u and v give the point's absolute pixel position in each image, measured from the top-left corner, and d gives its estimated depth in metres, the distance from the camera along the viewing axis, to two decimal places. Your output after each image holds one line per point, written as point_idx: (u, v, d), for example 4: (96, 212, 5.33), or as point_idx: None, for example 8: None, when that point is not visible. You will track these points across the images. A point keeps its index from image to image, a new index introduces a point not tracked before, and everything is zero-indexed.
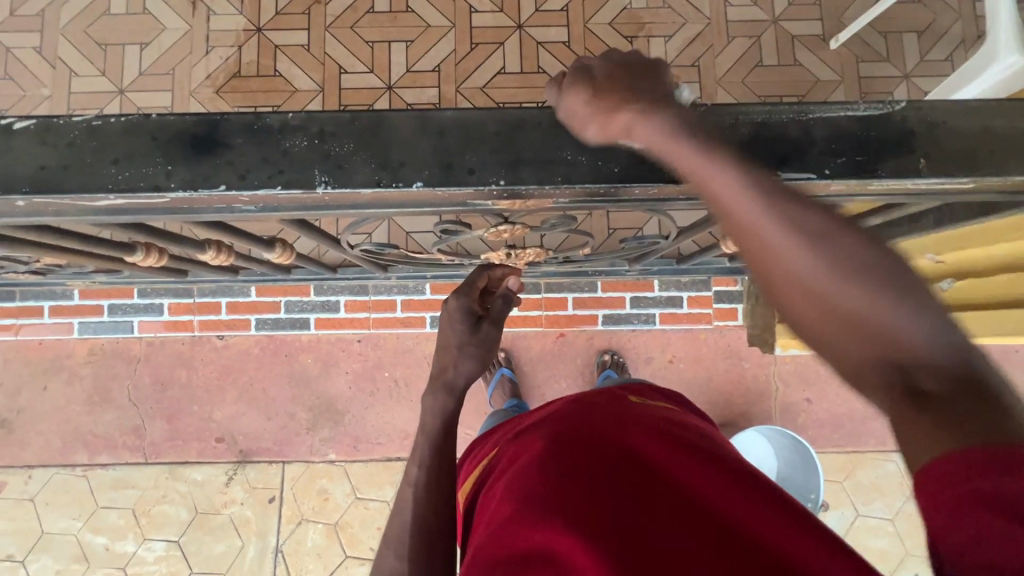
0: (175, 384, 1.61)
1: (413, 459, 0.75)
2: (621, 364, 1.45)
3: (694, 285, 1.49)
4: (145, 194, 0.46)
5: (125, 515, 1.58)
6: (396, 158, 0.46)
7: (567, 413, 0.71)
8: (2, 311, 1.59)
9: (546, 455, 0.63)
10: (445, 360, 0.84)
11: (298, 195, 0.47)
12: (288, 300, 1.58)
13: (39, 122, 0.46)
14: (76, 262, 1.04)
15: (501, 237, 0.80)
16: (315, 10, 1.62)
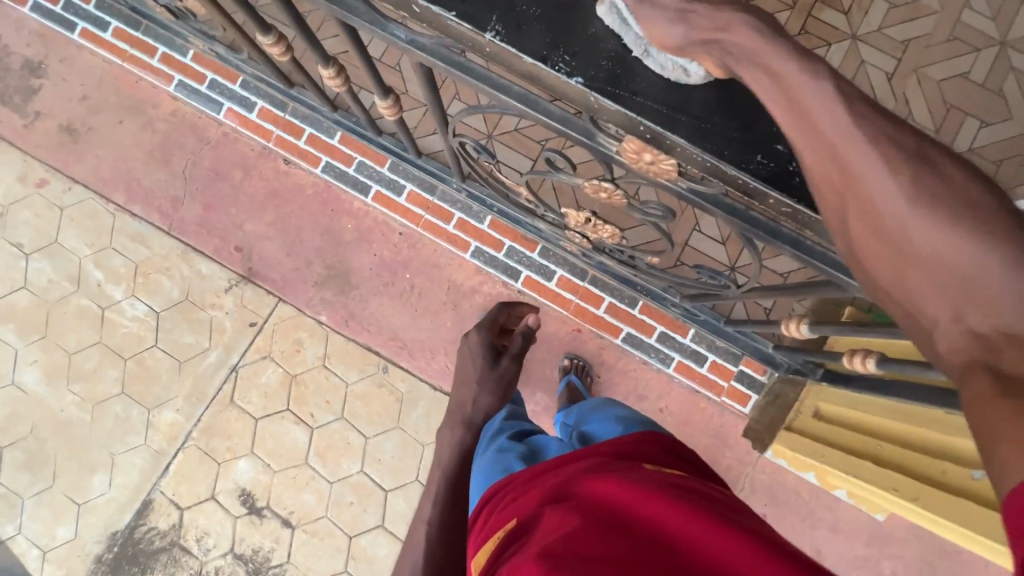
0: (228, 181, 1.65)
1: (428, 501, 0.94)
2: (584, 372, 1.43)
3: (724, 354, 1.43)
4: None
5: (128, 266, 1.64)
6: (573, 46, 0.53)
7: (595, 483, 0.64)
8: (123, 36, 1.64)
9: (586, 535, 0.55)
10: (467, 396, 1.20)
11: (467, 31, 0.55)
12: (362, 160, 1.51)
13: None
14: (214, 20, 1.07)
15: (597, 195, 0.77)
16: None
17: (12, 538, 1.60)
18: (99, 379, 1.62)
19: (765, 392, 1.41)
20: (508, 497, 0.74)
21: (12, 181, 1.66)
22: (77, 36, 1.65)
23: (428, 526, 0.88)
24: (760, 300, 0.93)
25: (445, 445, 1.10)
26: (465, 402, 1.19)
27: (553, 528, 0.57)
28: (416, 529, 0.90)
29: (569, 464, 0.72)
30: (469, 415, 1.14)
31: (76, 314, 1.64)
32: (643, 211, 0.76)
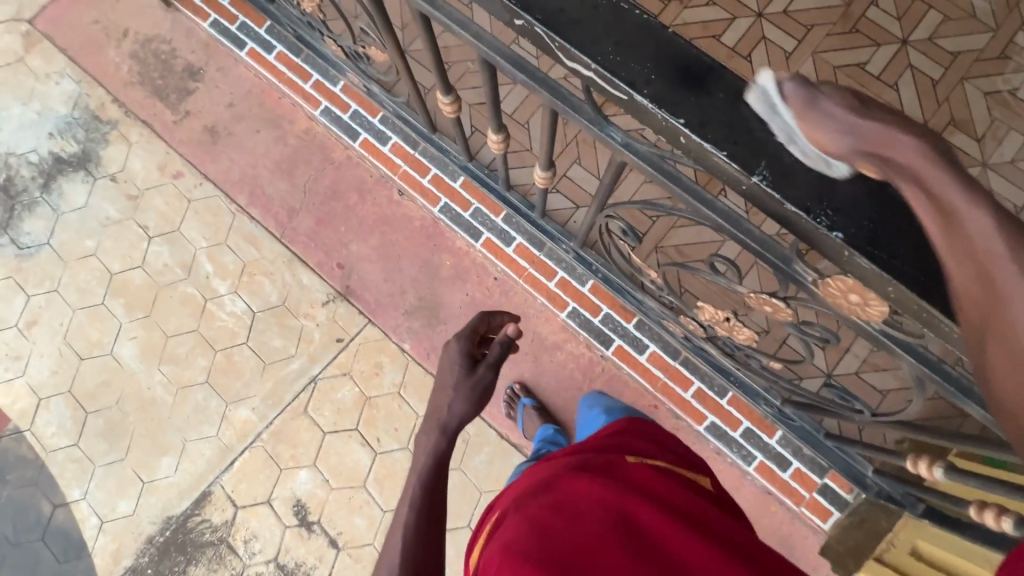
0: (343, 201, 1.74)
1: (403, 500, 0.91)
2: None
3: (810, 462, 1.38)
4: (620, 82, 0.54)
5: (237, 264, 1.73)
6: (838, 203, 0.53)
7: (582, 479, 0.77)
8: (281, 58, 1.75)
9: (564, 527, 0.68)
10: (441, 402, 1.05)
11: (732, 171, 0.54)
12: (479, 208, 1.55)
13: None
14: (391, 68, 1.15)
15: (759, 307, 0.78)
16: (673, 6, 1.61)
17: (76, 501, 1.65)
18: (188, 365, 1.69)
19: (849, 511, 1.35)
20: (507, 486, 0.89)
21: (152, 169, 1.80)
22: (244, 55, 1.77)
23: (405, 533, 0.87)
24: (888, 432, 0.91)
25: (422, 452, 0.98)
26: (441, 409, 1.04)
27: (537, 518, 0.70)
28: (394, 534, 0.88)
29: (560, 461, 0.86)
30: (446, 423, 1.01)
31: (180, 300, 1.72)
32: (802, 330, 0.76)
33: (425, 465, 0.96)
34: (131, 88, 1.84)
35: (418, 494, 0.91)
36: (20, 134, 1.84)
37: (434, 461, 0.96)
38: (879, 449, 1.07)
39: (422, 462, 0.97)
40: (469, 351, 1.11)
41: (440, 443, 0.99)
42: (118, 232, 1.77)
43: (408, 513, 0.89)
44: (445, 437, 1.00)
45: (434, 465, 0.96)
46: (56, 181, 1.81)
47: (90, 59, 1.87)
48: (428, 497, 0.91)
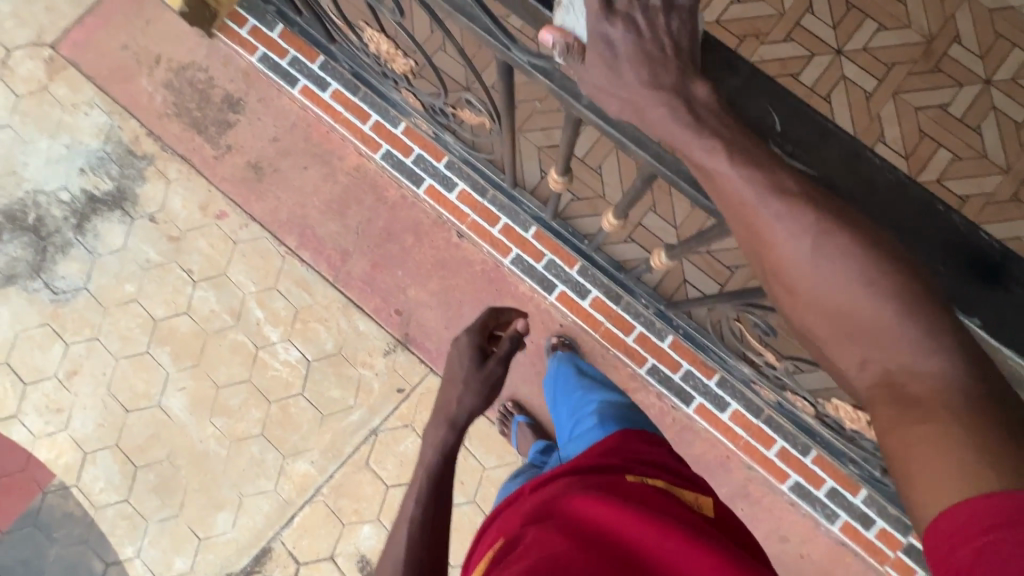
0: (397, 243, 1.65)
1: (411, 496, 0.82)
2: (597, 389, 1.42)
3: (893, 521, 1.38)
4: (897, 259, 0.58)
5: (289, 310, 1.66)
6: None
7: (576, 502, 0.70)
8: (340, 99, 1.66)
9: (575, 558, 0.60)
10: (452, 393, 0.97)
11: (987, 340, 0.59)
12: (552, 258, 1.52)
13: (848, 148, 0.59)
14: (495, 132, 1.08)
15: None
16: (749, 42, 1.54)
17: (129, 559, 1.59)
18: (242, 417, 1.63)
19: None
20: (503, 515, 0.79)
21: (194, 209, 1.71)
22: (297, 92, 1.68)
23: (412, 529, 0.76)
24: None
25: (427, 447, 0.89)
26: (450, 403, 0.95)
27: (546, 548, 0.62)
28: (399, 529, 0.78)
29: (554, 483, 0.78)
30: (455, 416, 0.93)
31: (230, 348, 1.65)
32: None
33: (436, 457, 0.86)
34: (166, 120, 1.74)
35: (430, 484, 0.83)
36: (48, 171, 1.74)
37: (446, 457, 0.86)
38: None
39: (427, 458, 0.87)
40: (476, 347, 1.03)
41: (447, 434, 0.90)
42: (161, 275, 1.69)
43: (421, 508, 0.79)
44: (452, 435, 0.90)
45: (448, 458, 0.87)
46: (90, 222, 1.71)
47: (120, 88, 1.75)
48: (442, 490, 0.82)
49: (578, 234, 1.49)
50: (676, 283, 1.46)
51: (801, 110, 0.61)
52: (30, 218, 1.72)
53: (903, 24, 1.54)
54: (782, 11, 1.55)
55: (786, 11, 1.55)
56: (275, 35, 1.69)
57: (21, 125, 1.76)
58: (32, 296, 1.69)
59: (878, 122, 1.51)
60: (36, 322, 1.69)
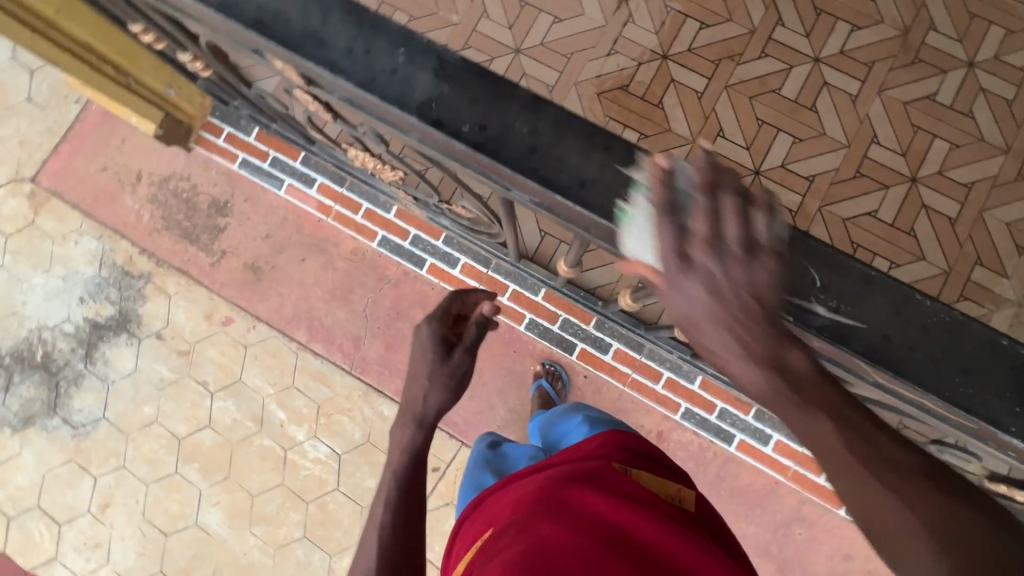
0: (407, 320, 1.63)
1: (379, 498, 0.72)
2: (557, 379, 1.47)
3: None
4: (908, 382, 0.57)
5: (310, 405, 1.64)
6: None
7: (563, 491, 0.68)
8: (328, 191, 1.65)
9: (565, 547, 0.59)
10: (413, 391, 0.80)
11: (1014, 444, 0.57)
12: (567, 318, 1.51)
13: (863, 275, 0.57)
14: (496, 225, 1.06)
15: None
16: (725, 64, 1.52)
17: None
18: (282, 522, 1.60)
19: None
20: (488, 503, 0.75)
21: (199, 320, 1.69)
22: (284, 192, 1.67)
23: (384, 532, 0.68)
24: None
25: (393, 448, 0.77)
26: (414, 400, 0.79)
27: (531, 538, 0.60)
28: (368, 529, 0.70)
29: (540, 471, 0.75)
30: (423, 413, 0.78)
31: (258, 454, 1.63)
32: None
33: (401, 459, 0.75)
34: (157, 235, 1.72)
35: (396, 493, 0.72)
36: (48, 305, 1.72)
37: (410, 463, 0.75)
38: None
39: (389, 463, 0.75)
40: (436, 313, 0.85)
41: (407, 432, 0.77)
42: (177, 392, 1.67)
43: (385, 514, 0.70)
44: (412, 439, 0.77)
45: (412, 461, 0.75)
46: (98, 350, 1.70)
47: (106, 211, 1.74)
48: (407, 498, 0.71)
49: (590, 294, 1.49)
50: None
51: (843, 263, 0.57)
52: (38, 356, 1.70)
53: (875, 21, 1.52)
54: (753, 28, 1.53)
55: (756, 27, 1.53)
56: (251, 138, 1.68)
57: (14, 265, 1.75)
58: (52, 433, 1.68)
59: (868, 123, 1.49)
60: (61, 459, 1.67)
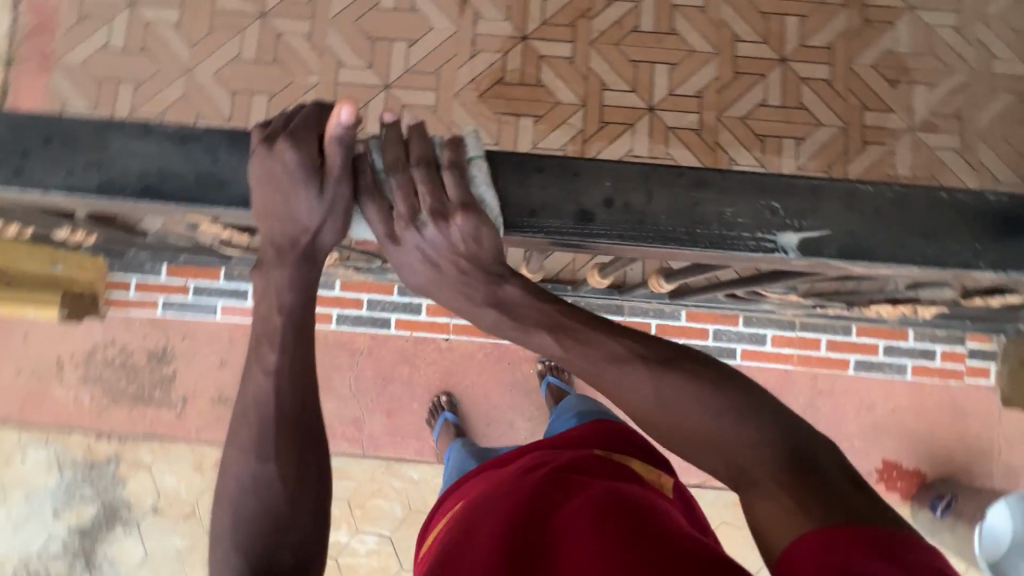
0: (397, 380, 1.55)
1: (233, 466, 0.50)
2: (562, 369, 1.49)
3: (949, 340, 1.50)
4: (953, 269, 0.46)
5: (340, 505, 1.54)
6: None
7: (527, 472, 0.65)
8: None
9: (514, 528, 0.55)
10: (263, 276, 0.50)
11: None
12: None
13: (842, 187, 0.46)
14: (446, 261, 1.05)
15: (974, 300, 0.84)
16: (581, 24, 1.56)
17: None
18: None
19: (1003, 358, 1.49)
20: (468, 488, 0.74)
21: (191, 475, 1.55)
22: (222, 315, 1.54)
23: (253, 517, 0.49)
24: None
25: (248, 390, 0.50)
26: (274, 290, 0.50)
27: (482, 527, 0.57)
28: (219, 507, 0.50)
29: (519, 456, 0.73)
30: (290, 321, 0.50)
31: None
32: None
33: (255, 432, 0.50)
34: (111, 410, 1.55)
35: (262, 477, 0.49)
36: (23, 533, 1.56)
37: (275, 439, 0.49)
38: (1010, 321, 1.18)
39: (235, 429, 0.50)
40: (289, 249, 0.49)
41: (263, 387, 0.50)
42: (200, 556, 1.55)
43: (253, 504, 0.49)
44: (277, 406, 0.50)
45: (276, 437, 0.49)
46: (98, 552, 1.56)
47: (40, 414, 1.55)
48: (290, 491, 0.50)
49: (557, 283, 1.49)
50: None
51: (822, 184, 0.46)
52: None
53: None
54: None
55: None
56: (163, 275, 1.53)
57: None
58: None
59: (724, 26, 1.57)
60: None
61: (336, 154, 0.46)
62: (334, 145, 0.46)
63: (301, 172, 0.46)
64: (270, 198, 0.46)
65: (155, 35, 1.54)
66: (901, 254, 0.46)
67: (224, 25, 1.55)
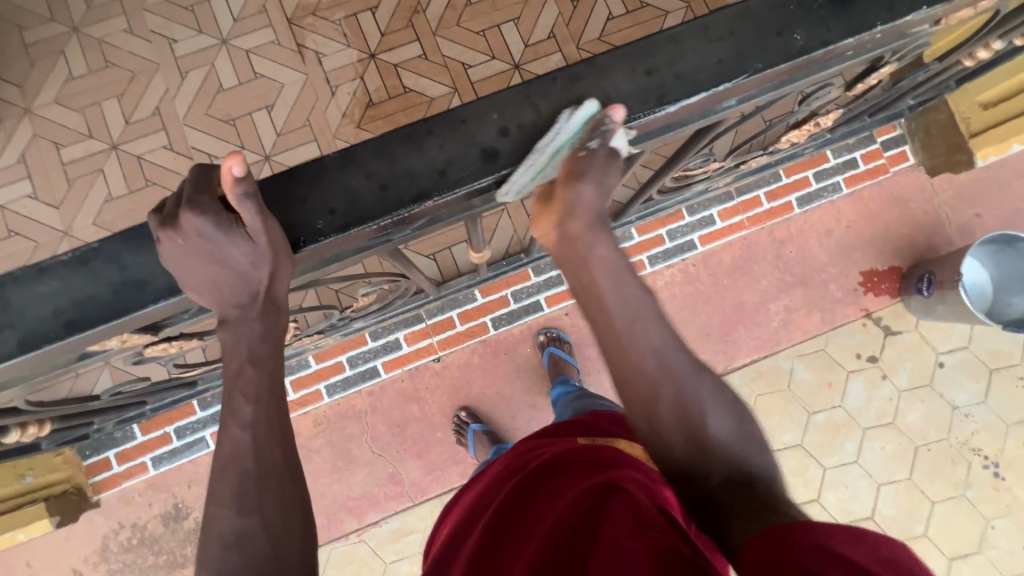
0: (412, 421, 1.53)
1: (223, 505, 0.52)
2: (559, 338, 1.51)
3: (862, 144, 1.60)
4: (816, 51, 0.50)
5: (417, 560, 1.50)
6: None
7: (514, 475, 0.68)
8: None
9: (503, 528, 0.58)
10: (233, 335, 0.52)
11: (933, 12, 0.51)
12: (514, 290, 1.55)
13: (696, 23, 0.49)
14: (398, 281, 1.04)
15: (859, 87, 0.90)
16: (417, 20, 1.58)
17: None
18: None
19: (911, 137, 1.61)
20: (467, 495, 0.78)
21: None
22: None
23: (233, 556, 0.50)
24: (917, 77, 1.06)
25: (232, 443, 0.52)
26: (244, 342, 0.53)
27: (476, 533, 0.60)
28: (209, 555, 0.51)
29: (506, 458, 0.76)
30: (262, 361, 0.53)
31: None
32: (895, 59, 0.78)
33: (232, 488, 0.51)
34: None
35: (246, 530, 0.50)
36: None
37: (254, 490, 0.51)
38: (901, 99, 1.27)
39: (214, 485, 0.52)
40: (250, 302, 0.51)
41: (242, 439, 0.52)
42: None
43: (236, 559, 0.49)
44: (255, 457, 0.52)
45: (253, 488, 0.51)
46: None
47: None
48: (276, 535, 0.50)
49: (511, 258, 1.53)
50: None
51: (678, 29, 0.49)
52: None
53: None
54: None
55: None
56: (140, 435, 1.46)
57: None
58: None
59: None
60: None
61: (244, 207, 0.44)
62: (242, 200, 0.43)
63: (220, 232, 0.45)
64: (202, 268, 0.46)
65: (16, 214, 1.46)
66: (770, 60, 0.49)
67: (80, 173, 1.49)
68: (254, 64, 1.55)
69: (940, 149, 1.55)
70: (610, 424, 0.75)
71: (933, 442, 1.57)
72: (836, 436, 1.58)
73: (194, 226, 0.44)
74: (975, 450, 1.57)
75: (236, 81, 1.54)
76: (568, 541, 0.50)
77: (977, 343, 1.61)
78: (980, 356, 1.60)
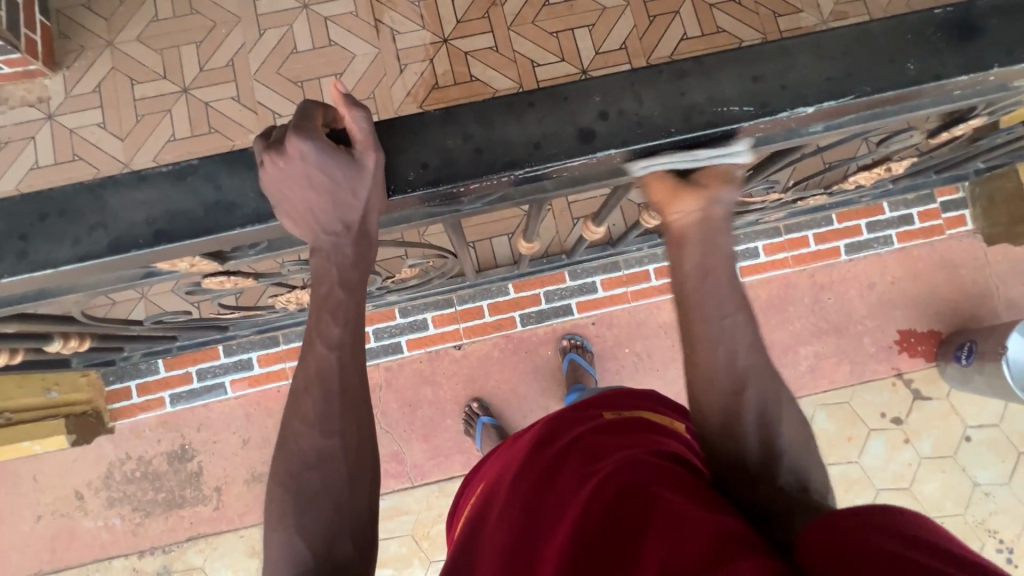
0: (424, 403, 1.53)
1: (294, 416, 0.56)
2: (583, 346, 1.50)
3: (921, 201, 1.58)
4: (927, 84, 0.49)
5: (406, 542, 1.50)
6: None
7: (552, 442, 0.70)
8: (264, 359, 1.51)
9: (548, 495, 0.61)
10: (321, 262, 0.54)
11: None
12: (547, 290, 1.55)
13: (811, 39, 0.49)
14: (444, 258, 1.05)
15: (942, 136, 0.88)
16: (494, 13, 1.60)
17: None
18: None
19: (973, 203, 1.57)
20: (497, 454, 0.81)
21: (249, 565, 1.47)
22: (233, 392, 1.50)
23: (313, 466, 0.55)
24: (999, 138, 1.04)
25: (312, 364, 0.56)
26: (329, 269, 0.54)
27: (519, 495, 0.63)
28: (286, 462, 0.55)
29: (538, 422, 0.78)
30: (349, 286, 0.55)
31: None
32: (991, 112, 0.77)
33: (317, 406, 0.55)
34: (144, 526, 1.48)
35: (329, 446, 0.55)
36: None
37: (335, 412, 0.55)
38: (973, 159, 1.22)
39: (296, 400, 0.56)
40: (341, 234, 0.52)
41: (329, 360, 0.55)
42: None
43: (317, 478, 0.54)
44: (336, 379, 0.56)
45: (335, 409, 0.55)
46: None
47: (72, 552, 1.46)
48: (351, 462, 0.55)
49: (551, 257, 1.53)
50: (634, 208, 1.53)
51: (792, 44, 0.48)
52: None
53: None
54: None
55: None
56: (162, 371, 1.49)
57: None
58: None
59: None
60: None
61: (356, 124, 0.46)
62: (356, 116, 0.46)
63: (326, 155, 0.46)
64: (303, 194, 0.47)
65: (83, 140, 1.51)
66: (879, 85, 0.49)
67: (150, 111, 1.53)
68: (331, 31, 1.58)
69: (1001, 218, 1.51)
70: (632, 403, 0.78)
71: (948, 515, 1.52)
72: (848, 492, 1.54)
73: (301, 149, 0.45)
74: (990, 532, 1.51)
75: (310, 46, 1.58)
76: (622, 519, 0.52)
77: (1010, 423, 1.56)
78: (1011, 437, 1.55)
